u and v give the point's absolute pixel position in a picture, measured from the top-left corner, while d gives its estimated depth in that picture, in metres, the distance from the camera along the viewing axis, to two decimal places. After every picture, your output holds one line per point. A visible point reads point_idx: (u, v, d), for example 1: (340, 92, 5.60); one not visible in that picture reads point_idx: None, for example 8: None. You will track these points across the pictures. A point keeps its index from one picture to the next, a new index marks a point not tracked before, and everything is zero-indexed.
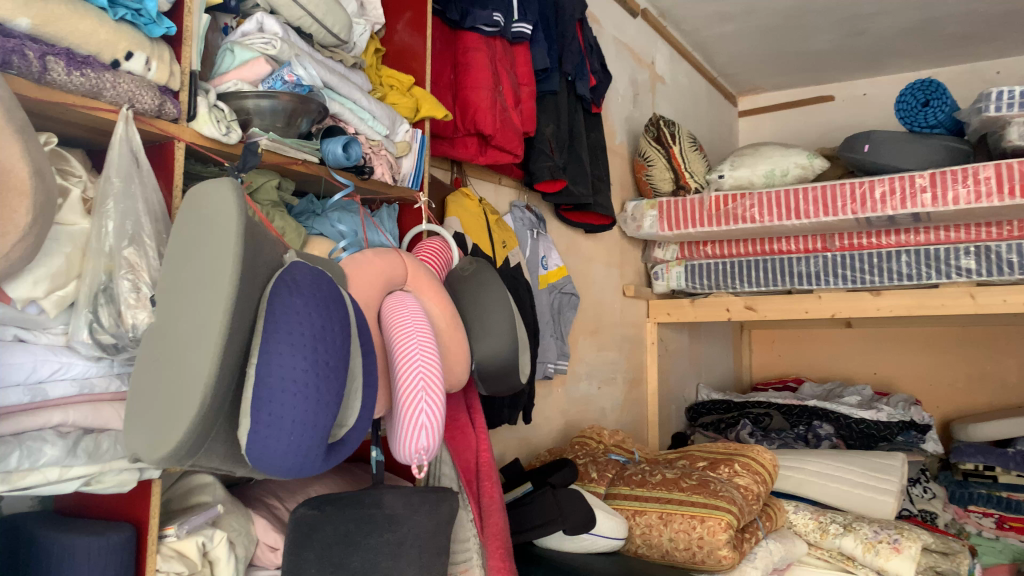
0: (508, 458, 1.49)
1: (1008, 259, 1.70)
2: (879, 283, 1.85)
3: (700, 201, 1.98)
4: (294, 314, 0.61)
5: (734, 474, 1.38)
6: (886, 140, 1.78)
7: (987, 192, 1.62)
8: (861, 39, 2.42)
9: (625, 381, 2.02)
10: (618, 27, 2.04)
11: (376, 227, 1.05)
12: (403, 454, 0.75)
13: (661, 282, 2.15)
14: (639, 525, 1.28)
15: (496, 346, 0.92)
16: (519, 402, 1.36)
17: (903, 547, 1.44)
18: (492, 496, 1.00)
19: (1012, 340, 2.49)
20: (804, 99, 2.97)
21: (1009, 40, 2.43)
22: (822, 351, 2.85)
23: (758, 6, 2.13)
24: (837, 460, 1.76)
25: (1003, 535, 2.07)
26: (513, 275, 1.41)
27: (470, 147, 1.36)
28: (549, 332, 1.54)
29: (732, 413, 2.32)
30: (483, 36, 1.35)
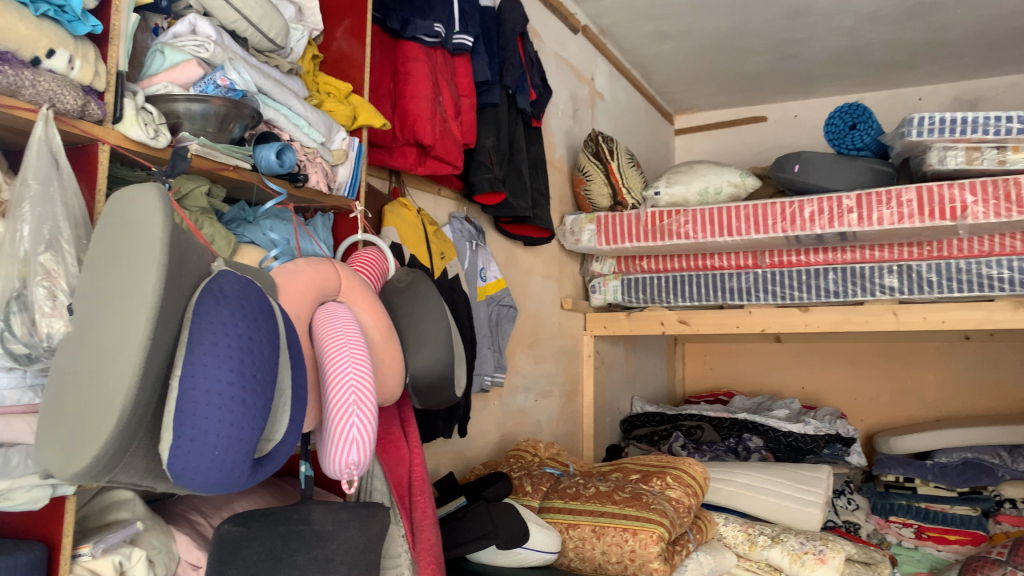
0: (442, 471, 1.48)
1: (928, 278, 1.77)
2: (807, 299, 1.90)
3: (637, 217, 2.01)
4: (221, 324, 0.60)
5: (666, 487, 1.39)
6: (815, 161, 1.83)
7: (909, 214, 1.69)
8: (793, 62, 2.49)
9: (562, 394, 2.02)
10: (559, 42, 2.06)
11: (310, 236, 1.03)
12: (333, 468, 0.74)
13: (598, 295, 2.17)
14: (571, 538, 1.28)
15: (431, 358, 0.91)
16: (454, 415, 1.35)
17: (828, 557, 1.48)
18: (424, 510, 0.99)
19: (931, 357, 2.60)
20: (738, 119, 3.05)
21: (931, 68, 2.54)
22: (752, 365, 2.91)
23: (695, 26, 2.18)
24: (765, 473, 1.79)
25: (921, 544, 2.11)
26: (451, 287, 1.40)
27: (409, 157, 1.35)
28: (486, 344, 1.54)
29: (665, 426, 2.35)
30: (423, 45, 1.34)
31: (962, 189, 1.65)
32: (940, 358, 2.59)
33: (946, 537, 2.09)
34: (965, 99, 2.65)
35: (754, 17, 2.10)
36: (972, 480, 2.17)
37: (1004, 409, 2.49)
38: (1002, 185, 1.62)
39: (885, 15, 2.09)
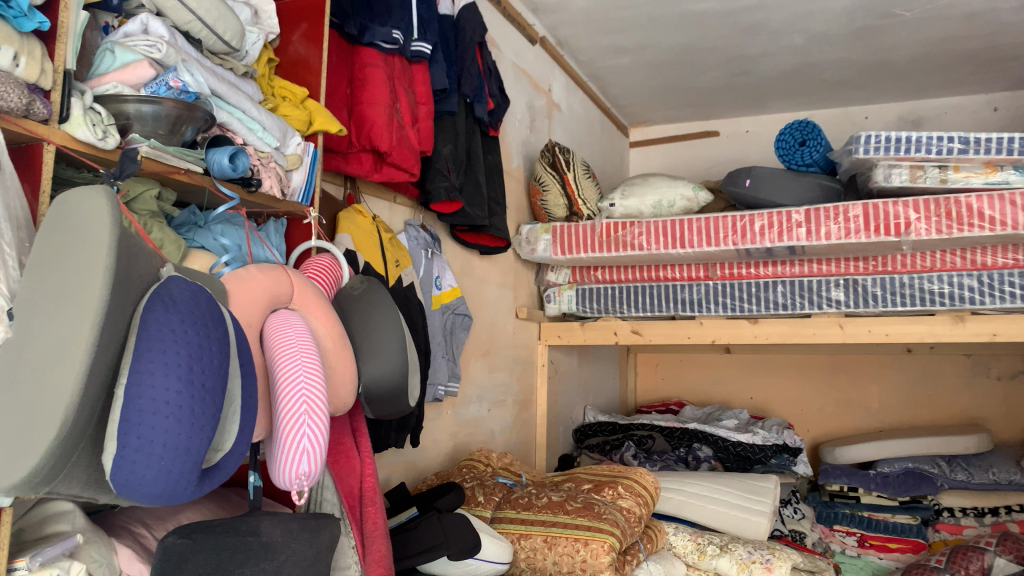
0: (393, 481, 1.46)
1: (873, 293, 1.81)
2: (756, 311, 1.94)
3: (592, 227, 2.02)
4: (170, 332, 0.58)
5: (617, 496, 1.40)
6: (766, 176, 1.88)
7: (855, 229, 1.73)
8: (746, 79, 2.54)
9: (515, 403, 2.02)
10: (517, 53, 2.07)
11: (262, 241, 1.02)
12: (282, 478, 0.73)
13: (553, 305, 2.18)
14: (523, 549, 1.27)
15: (385, 368, 0.90)
16: (406, 425, 1.34)
17: (774, 566, 1.50)
18: (376, 522, 0.98)
19: (875, 369, 2.67)
20: (691, 133, 3.10)
21: (877, 88, 2.62)
22: (703, 375, 2.95)
23: (651, 41, 2.21)
24: (715, 482, 1.81)
25: (864, 552, 2.14)
26: (406, 295, 1.39)
27: (365, 163, 1.34)
28: (440, 353, 1.53)
29: (617, 435, 2.37)
30: (381, 52, 1.34)
31: (906, 206, 1.70)
32: (884, 370, 2.66)
33: (887, 545, 2.15)
34: (909, 118, 2.74)
35: (708, 33, 2.14)
36: (912, 488, 2.22)
37: (943, 420, 2.56)
38: (943, 203, 1.67)
39: (834, 36, 2.15)
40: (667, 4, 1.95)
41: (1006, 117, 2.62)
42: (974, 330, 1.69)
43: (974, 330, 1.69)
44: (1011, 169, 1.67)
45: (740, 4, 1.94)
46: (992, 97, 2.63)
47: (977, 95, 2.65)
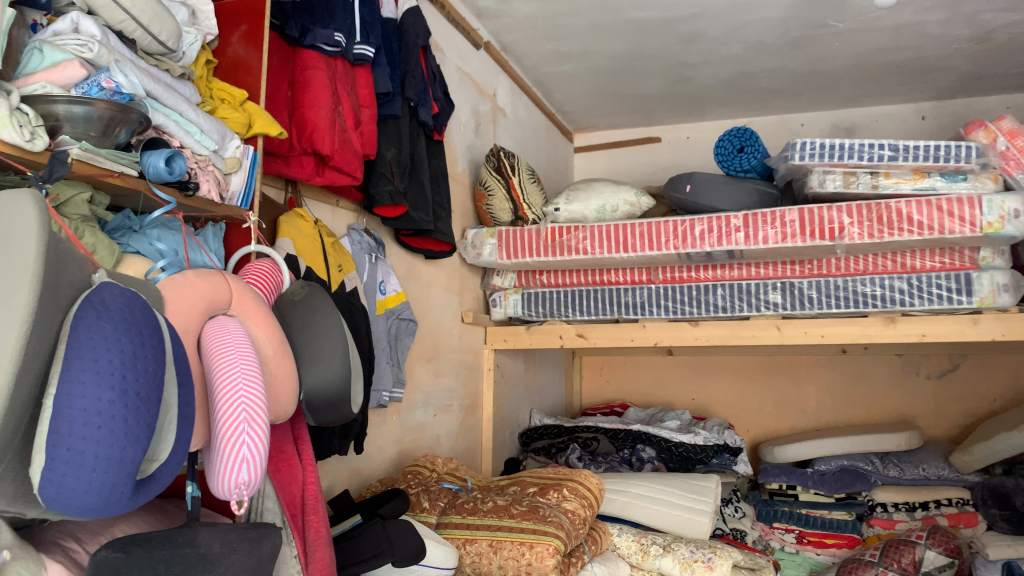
0: (337, 489, 1.45)
1: (809, 295, 1.86)
2: (696, 313, 1.98)
3: (536, 232, 2.03)
4: (102, 339, 0.57)
5: (562, 499, 1.41)
6: (705, 182, 1.92)
7: (791, 234, 1.78)
8: (687, 86, 2.58)
9: (461, 408, 2.01)
10: (461, 57, 2.07)
11: (200, 246, 0.99)
12: (221, 488, 0.72)
13: (499, 309, 2.18)
14: (469, 554, 1.27)
15: (327, 374, 0.89)
16: (349, 432, 1.32)
17: (715, 564, 1.53)
18: (318, 530, 0.97)
19: (811, 369, 2.74)
20: (634, 139, 3.14)
21: (811, 97, 2.69)
22: (646, 378, 2.99)
23: (594, 48, 2.24)
24: (658, 483, 1.84)
25: (802, 548, 2.22)
26: (349, 300, 1.38)
27: (306, 166, 1.32)
28: (384, 359, 1.52)
29: (562, 438, 2.38)
30: (323, 54, 1.32)
31: (839, 211, 1.75)
32: (820, 371, 2.74)
33: (823, 541, 2.21)
34: (842, 126, 2.83)
35: (650, 41, 2.18)
36: (848, 485, 2.29)
37: (877, 418, 2.65)
38: (874, 208, 1.73)
39: (771, 45, 2.20)
40: (610, 12, 1.98)
41: (933, 126, 2.72)
42: (904, 330, 1.76)
43: (904, 331, 1.76)
44: (938, 175, 1.74)
45: (680, 13, 1.98)
46: (921, 106, 2.73)
47: (907, 104, 2.75)
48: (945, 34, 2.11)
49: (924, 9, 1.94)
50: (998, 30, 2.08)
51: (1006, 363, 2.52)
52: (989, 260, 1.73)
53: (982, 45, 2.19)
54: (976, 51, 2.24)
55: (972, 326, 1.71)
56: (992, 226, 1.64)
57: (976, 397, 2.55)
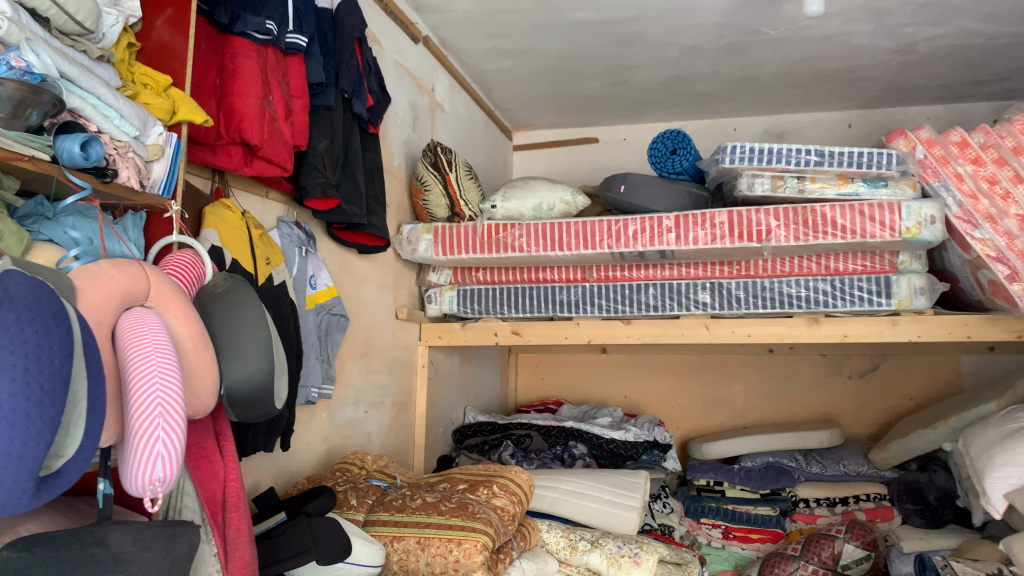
0: (262, 486, 1.42)
1: (736, 295, 1.91)
2: (629, 313, 1.99)
3: (473, 229, 2.02)
4: (4, 330, 0.54)
5: (491, 495, 1.41)
6: (639, 182, 1.95)
7: (720, 235, 1.82)
8: (624, 88, 2.61)
9: (393, 405, 1.99)
10: (398, 50, 2.05)
11: (117, 235, 0.96)
12: (134, 485, 0.69)
13: (434, 306, 2.15)
14: (396, 551, 1.27)
15: (249, 369, 0.87)
16: (275, 428, 1.30)
17: (642, 559, 1.56)
18: (239, 528, 0.95)
19: (739, 368, 2.81)
20: (572, 139, 3.16)
21: (744, 102, 2.75)
22: (580, 375, 3.01)
23: (533, 47, 2.24)
24: (589, 479, 1.85)
25: (728, 543, 2.29)
26: (277, 294, 1.35)
27: (234, 156, 1.29)
28: (314, 354, 1.50)
29: (496, 435, 2.39)
30: (253, 42, 1.30)
31: (767, 214, 1.80)
32: (749, 370, 2.80)
33: (748, 536, 2.28)
34: (773, 132, 2.90)
35: (588, 41, 2.19)
36: (773, 482, 2.34)
37: (801, 416, 2.72)
38: (800, 212, 1.78)
39: (706, 49, 2.24)
40: (549, 11, 1.98)
41: (858, 134, 2.82)
42: (827, 331, 1.81)
43: (826, 332, 1.81)
44: (860, 181, 1.80)
45: (618, 15, 2.00)
46: (847, 114, 2.83)
47: (834, 112, 2.84)
48: (871, 45, 2.18)
49: (851, 20, 2.00)
50: (920, 43, 2.16)
51: (923, 363, 2.62)
52: (907, 264, 1.82)
53: (905, 57, 2.27)
54: (899, 62, 2.32)
55: (890, 327, 1.77)
56: (911, 231, 1.71)
57: (895, 396, 2.65)
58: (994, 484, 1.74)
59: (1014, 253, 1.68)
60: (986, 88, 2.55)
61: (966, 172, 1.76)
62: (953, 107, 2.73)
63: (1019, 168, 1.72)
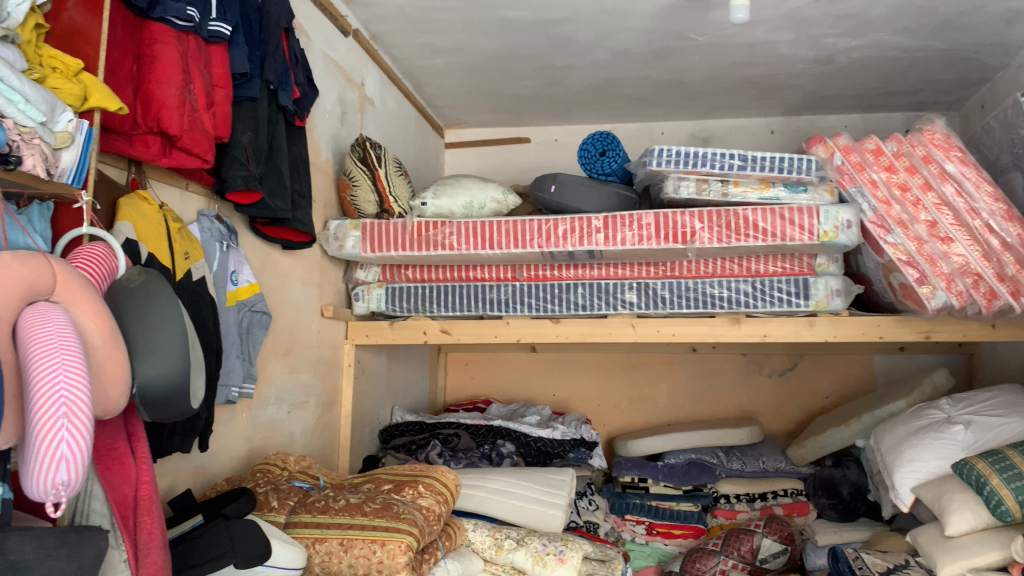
0: (178, 488, 1.37)
1: (662, 295, 1.94)
2: (558, 311, 2.01)
3: (403, 225, 2.00)
4: None
5: (417, 496, 1.39)
6: (569, 183, 1.96)
7: (647, 237, 1.84)
8: (555, 89, 2.63)
9: (318, 405, 1.96)
10: (327, 42, 2.01)
11: (21, 227, 0.90)
12: (35, 489, 0.66)
13: (361, 303, 2.12)
14: (318, 553, 1.24)
15: (163, 367, 0.84)
16: (193, 428, 1.26)
17: (566, 557, 1.58)
18: (152, 532, 0.91)
19: (665, 367, 2.86)
20: (504, 138, 3.16)
21: (672, 106, 2.80)
22: (509, 374, 3.00)
23: (465, 44, 2.23)
24: (515, 477, 1.86)
25: (651, 539, 2.32)
26: (195, 290, 1.31)
27: (151, 146, 1.24)
28: (234, 353, 1.45)
29: (423, 434, 2.37)
30: (173, 29, 1.25)
31: (692, 217, 1.83)
32: (674, 369, 2.86)
33: (671, 532, 2.32)
34: (699, 136, 2.96)
35: (520, 41, 2.20)
36: (694, 478, 2.40)
37: (723, 414, 2.79)
38: (723, 214, 1.82)
39: (636, 53, 2.27)
40: (482, 9, 1.98)
41: (780, 140, 2.90)
42: (748, 331, 1.87)
43: (747, 332, 1.86)
44: (781, 186, 1.86)
45: (550, 15, 2.01)
46: (770, 121, 2.91)
47: (758, 118, 2.92)
48: (793, 54, 2.25)
49: (775, 28, 2.05)
50: (839, 54, 2.24)
51: (838, 363, 2.73)
52: (824, 267, 1.87)
53: (825, 66, 2.35)
54: (819, 72, 2.40)
55: (808, 327, 1.84)
56: (828, 235, 1.77)
57: (812, 395, 2.74)
58: (904, 479, 1.81)
59: (924, 258, 1.75)
60: (900, 99, 2.66)
61: (880, 178, 1.83)
62: (869, 117, 2.84)
63: (929, 176, 1.78)
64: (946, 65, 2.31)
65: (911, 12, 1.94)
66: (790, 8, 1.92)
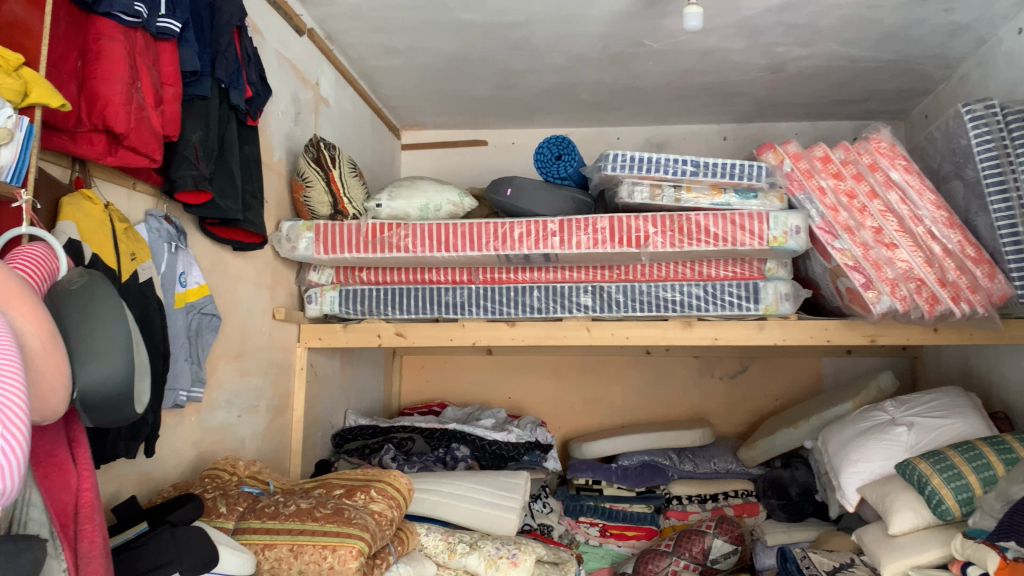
0: (123, 495, 1.34)
1: (616, 298, 1.96)
2: (513, 314, 2.01)
3: (357, 227, 1.97)
4: None
5: (369, 500, 1.38)
6: (525, 186, 1.96)
7: (602, 240, 1.86)
8: (512, 92, 2.63)
9: (269, 409, 1.93)
10: (281, 41, 1.98)
11: None
12: None
13: (314, 306, 2.09)
14: (267, 559, 1.22)
15: (107, 371, 0.81)
16: (138, 433, 1.23)
17: (520, 560, 1.58)
18: (93, 541, 0.88)
19: (619, 369, 2.88)
20: (460, 140, 3.16)
21: (627, 112, 2.83)
22: (464, 377, 2.99)
23: (422, 45, 2.22)
24: (469, 481, 1.86)
25: (605, 541, 2.33)
26: (142, 291, 1.28)
27: (96, 144, 1.21)
28: (183, 356, 1.43)
29: (377, 439, 2.36)
30: (120, 24, 1.22)
31: (646, 221, 1.85)
32: (628, 371, 2.88)
33: (624, 533, 2.34)
34: (653, 142, 2.99)
35: (477, 44, 2.20)
36: (648, 479, 2.43)
37: (676, 416, 2.83)
38: (676, 219, 1.84)
39: (592, 58, 2.29)
40: (439, 10, 1.97)
41: (733, 146, 2.95)
42: (699, 334, 1.90)
43: (698, 334, 1.90)
44: (732, 192, 1.89)
45: (507, 18, 2.01)
46: (722, 127, 2.96)
47: (710, 125, 2.96)
48: (745, 62, 2.29)
49: (727, 36, 2.09)
50: (790, 62, 2.29)
51: (788, 366, 2.78)
52: (774, 271, 1.91)
53: (776, 74, 2.40)
54: (771, 80, 2.45)
55: (758, 331, 1.88)
56: (777, 240, 1.81)
57: (762, 397, 2.80)
58: (849, 479, 1.86)
59: (870, 263, 1.79)
60: (848, 108, 2.72)
61: (828, 186, 1.86)
62: (819, 124, 2.91)
63: (875, 184, 1.83)
64: (892, 76, 2.37)
65: (859, 23, 1.99)
66: (743, 16, 1.95)
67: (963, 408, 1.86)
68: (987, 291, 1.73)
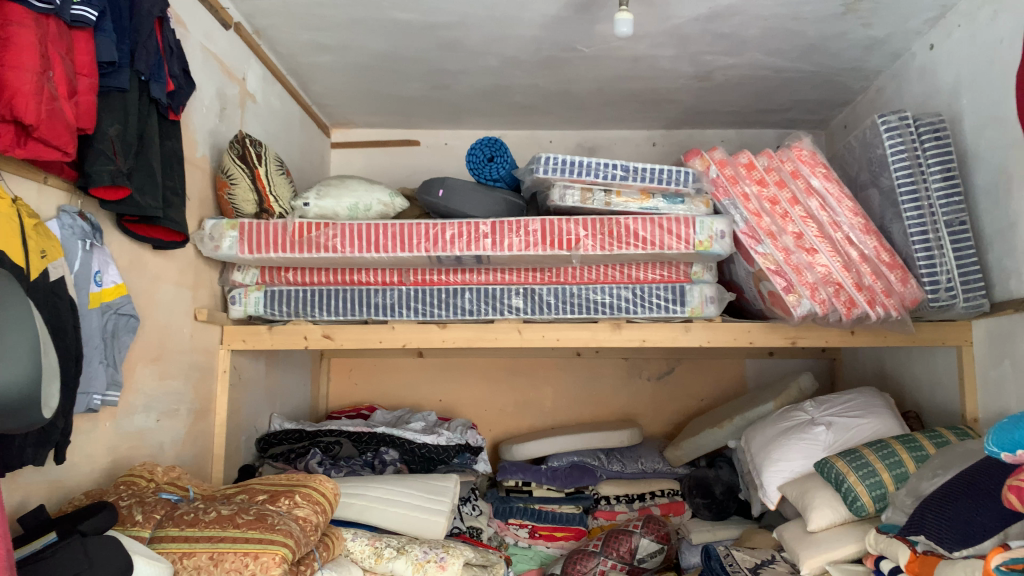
0: (31, 504, 1.28)
1: (547, 301, 1.97)
2: (444, 316, 1.99)
3: (284, 226, 1.92)
4: None
5: (293, 506, 1.35)
6: (457, 188, 1.95)
7: (533, 242, 1.86)
8: (445, 93, 2.62)
9: (189, 412, 1.87)
10: (206, 34, 1.93)
11: None
12: None
13: (237, 307, 2.04)
14: (185, 568, 1.18)
15: (13, 372, 0.77)
16: (47, 440, 1.18)
17: (448, 563, 1.58)
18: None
19: (550, 371, 2.90)
20: (392, 140, 3.12)
21: (559, 116, 2.85)
22: (394, 379, 2.95)
23: (353, 43, 2.19)
24: (397, 485, 1.83)
25: (534, 542, 2.34)
26: (53, 291, 1.23)
27: (3, 136, 1.14)
28: (97, 357, 1.37)
29: (303, 442, 2.31)
30: (31, 10, 1.16)
31: (577, 224, 1.87)
32: (559, 373, 2.90)
33: (553, 534, 2.35)
34: (585, 146, 3.03)
35: (408, 43, 2.18)
36: (576, 480, 2.44)
37: (605, 417, 2.86)
38: (606, 223, 1.87)
39: (525, 61, 2.29)
40: (371, 9, 1.95)
41: (662, 152, 3.01)
42: (628, 336, 1.93)
43: (627, 336, 1.92)
44: (660, 197, 1.93)
45: (439, 19, 2.00)
46: (652, 133, 3.01)
47: (640, 131, 3.01)
48: (674, 69, 2.33)
49: (657, 44, 2.12)
50: (717, 71, 2.34)
51: (713, 367, 2.85)
52: (700, 275, 1.94)
53: (703, 82, 2.45)
54: (699, 87, 2.50)
55: (684, 333, 1.91)
56: (703, 244, 1.84)
57: (689, 397, 2.86)
58: (771, 477, 1.91)
59: (791, 267, 1.85)
60: (772, 117, 2.81)
61: (752, 192, 1.91)
62: (744, 132, 2.99)
63: (796, 191, 1.89)
64: (813, 86, 2.46)
65: (782, 35, 2.05)
66: (672, 24, 1.99)
67: (878, 408, 1.93)
68: (900, 295, 1.80)
